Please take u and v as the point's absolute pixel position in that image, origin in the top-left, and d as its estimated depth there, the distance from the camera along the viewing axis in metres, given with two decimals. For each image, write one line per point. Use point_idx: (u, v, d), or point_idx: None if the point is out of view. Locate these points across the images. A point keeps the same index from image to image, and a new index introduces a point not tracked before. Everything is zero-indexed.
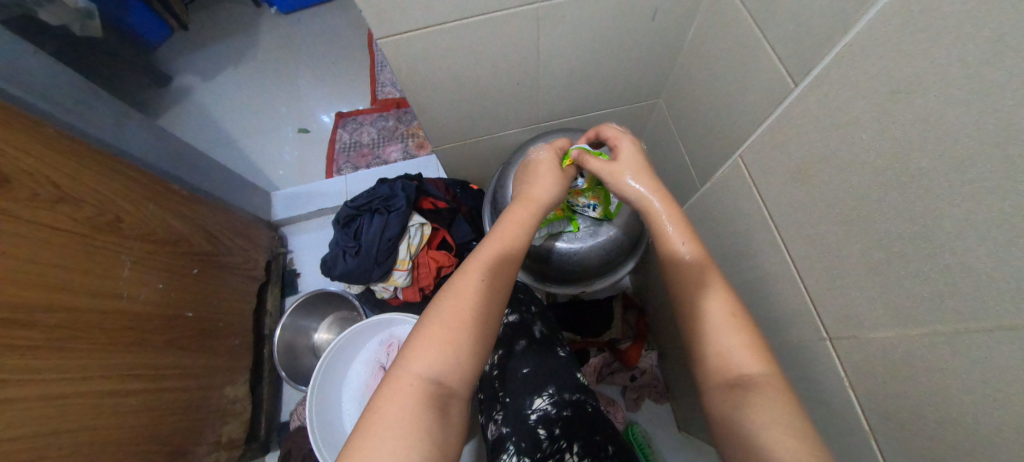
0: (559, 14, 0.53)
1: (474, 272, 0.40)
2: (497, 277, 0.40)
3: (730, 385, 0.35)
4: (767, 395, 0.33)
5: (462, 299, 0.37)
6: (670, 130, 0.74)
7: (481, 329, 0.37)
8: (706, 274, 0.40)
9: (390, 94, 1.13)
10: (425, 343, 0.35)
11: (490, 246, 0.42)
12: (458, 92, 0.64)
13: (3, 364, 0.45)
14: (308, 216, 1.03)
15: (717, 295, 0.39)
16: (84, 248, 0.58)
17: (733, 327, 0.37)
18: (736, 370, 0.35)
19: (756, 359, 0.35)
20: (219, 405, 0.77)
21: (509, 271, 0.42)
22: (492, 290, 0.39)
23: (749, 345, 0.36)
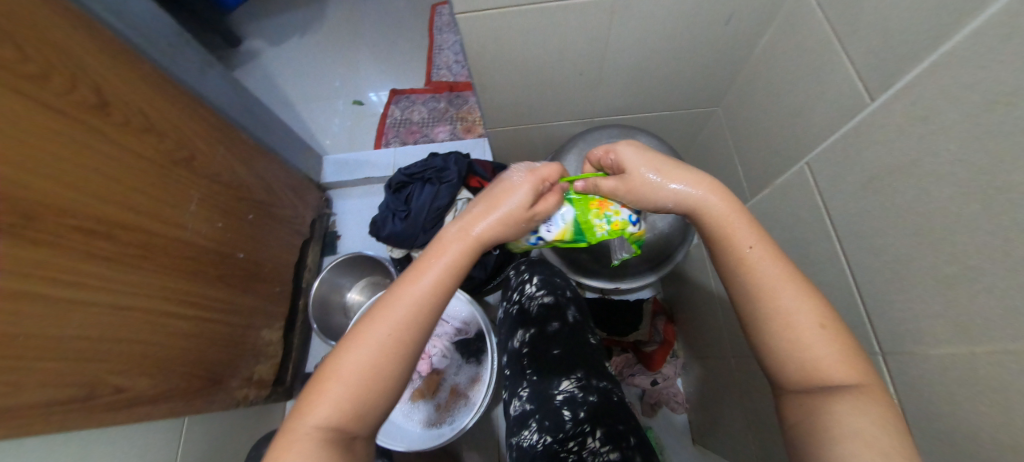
0: (634, 8, 0.54)
1: (381, 326, 0.36)
2: (409, 331, 0.36)
3: (808, 390, 0.35)
4: (856, 396, 0.34)
5: (362, 357, 0.35)
6: (726, 139, 0.74)
7: (384, 386, 0.35)
8: (784, 273, 0.38)
9: (445, 77, 1.17)
10: (318, 406, 0.34)
11: (406, 296, 0.37)
12: (522, 76, 0.65)
13: (77, 267, 0.51)
14: (354, 183, 1.07)
15: (792, 293, 0.37)
16: (162, 177, 0.63)
17: (817, 334, 0.35)
18: (828, 377, 0.34)
19: (847, 367, 0.35)
20: (256, 345, 0.82)
21: (426, 320, 0.38)
22: (401, 346, 0.36)
23: (838, 350, 0.35)
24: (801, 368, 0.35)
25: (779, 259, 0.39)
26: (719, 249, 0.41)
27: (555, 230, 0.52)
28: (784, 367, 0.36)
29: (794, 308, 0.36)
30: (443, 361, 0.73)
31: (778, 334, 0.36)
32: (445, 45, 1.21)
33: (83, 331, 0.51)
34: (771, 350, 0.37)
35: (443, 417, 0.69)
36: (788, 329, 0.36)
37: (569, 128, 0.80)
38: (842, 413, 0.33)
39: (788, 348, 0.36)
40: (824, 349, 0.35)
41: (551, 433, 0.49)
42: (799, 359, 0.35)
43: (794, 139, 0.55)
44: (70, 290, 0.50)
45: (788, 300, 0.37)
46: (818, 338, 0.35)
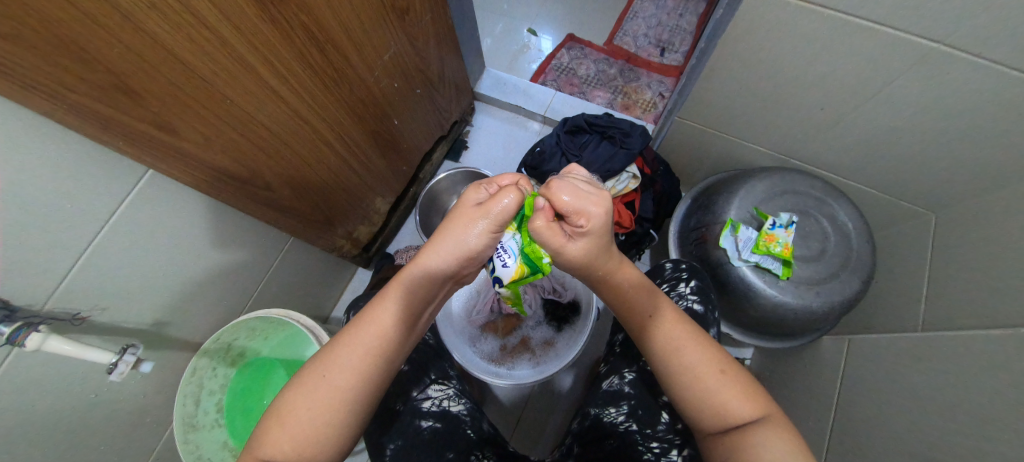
0: (945, 67, 0.48)
1: (321, 374, 0.37)
2: (349, 375, 0.37)
3: (728, 429, 0.38)
4: (770, 432, 0.36)
5: (302, 407, 0.35)
6: (920, 248, 0.67)
7: (330, 432, 0.36)
8: (680, 330, 0.42)
9: (626, 45, 1.10)
10: (262, 459, 0.34)
11: (349, 341, 0.38)
12: (757, 83, 0.62)
13: (293, 69, 0.53)
14: (503, 105, 1.06)
15: (694, 348, 0.41)
16: (380, 16, 0.62)
17: (717, 379, 0.39)
18: (734, 414, 0.38)
19: (748, 403, 0.38)
20: (367, 207, 0.86)
21: (372, 366, 0.38)
22: (345, 391, 0.37)
23: (738, 388, 0.39)
24: (716, 411, 0.38)
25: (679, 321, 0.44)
26: (627, 318, 0.46)
27: (512, 262, 0.46)
28: (699, 411, 0.39)
29: (696, 360, 0.40)
30: (528, 311, 0.74)
31: (683, 384, 0.40)
32: (642, 14, 1.13)
33: (271, 125, 0.54)
34: (686, 401, 0.40)
35: (505, 359, 0.72)
36: (694, 374, 0.40)
37: (756, 156, 0.77)
38: (759, 445, 0.36)
39: (698, 395, 0.39)
40: (729, 393, 0.38)
41: (639, 422, 0.50)
42: (707, 402, 0.39)
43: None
44: (280, 83, 0.52)
45: (686, 351, 0.41)
46: (715, 382, 0.39)
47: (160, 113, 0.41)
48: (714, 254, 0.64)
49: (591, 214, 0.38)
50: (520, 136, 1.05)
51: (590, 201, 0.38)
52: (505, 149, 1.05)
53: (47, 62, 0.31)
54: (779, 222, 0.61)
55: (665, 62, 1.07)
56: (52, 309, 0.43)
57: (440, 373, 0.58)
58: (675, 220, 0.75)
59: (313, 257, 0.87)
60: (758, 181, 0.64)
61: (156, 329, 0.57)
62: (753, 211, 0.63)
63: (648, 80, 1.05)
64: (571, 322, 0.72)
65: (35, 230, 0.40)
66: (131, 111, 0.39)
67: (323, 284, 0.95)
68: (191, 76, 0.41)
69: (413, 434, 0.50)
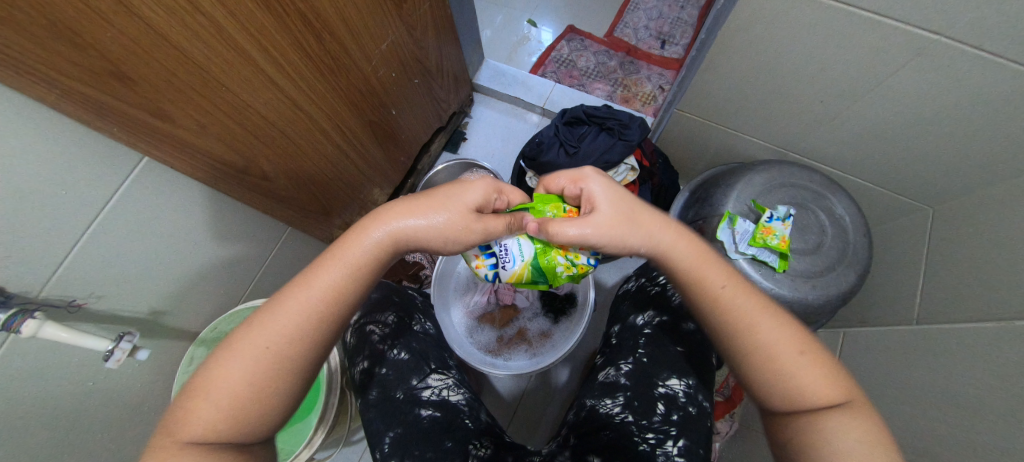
0: (946, 59, 0.48)
1: (260, 337, 0.35)
2: (290, 340, 0.35)
3: (804, 412, 0.36)
4: (850, 417, 0.34)
5: (234, 369, 0.34)
6: (917, 242, 0.67)
7: (266, 393, 0.34)
8: (753, 306, 0.40)
9: (627, 37, 1.09)
10: (187, 422, 0.32)
11: (293, 304, 0.36)
12: (757, 75, 0.61)
13: (289, 55, 0.52)
14: (502, 97, 1.06)
15: (768, 326, 0.39)
16: (377, 3, 0.61)
17: (795, 359, 0.37)
18: (813, 398, 0.36)
19: (829, 386, 0.36)
20: (364, 198, 0.85)
21: (317, 332, 0.37)
22: (285, 355, 0.35)
23: (820, 371, 0.37)
24: (792, 393, 0.36)
25: (752, 296, 0.40)
26: (694, 291, 0.42)
27: (512, 267, 0.51)
28: (771, 390, 0.37)
29: (772, 339, 0.38)
30: (525, 302, 0.74)
31: (755, 363, 0.38)
32: (643, 5, 1.12)
33: (265, 111, 0.53)
34: (758, 381, 0.38)
35: (502, 350, 0.72)
36: (767, 354, 0.38)
37: (756, 149, 0.77)
38: (835, 430, 0.34)
39: (773, 374, 0.37)
40: (807, 375, 0.36)
41: (635, 413, 0.50)
42: (783, 384, 0.37)
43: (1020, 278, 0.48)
44: (275, 70, 0.51)
45: (760, 326, 0.38)
46: (794, 362, 0.37)
47: (153, 98, 0.40)
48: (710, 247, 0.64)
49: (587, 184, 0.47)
50: (519, 129, 1.04)
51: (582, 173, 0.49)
52: (503, 141, 1.04)
53: (38, 46, 0.30)
54: (778, 214, 0.61)
55: (665, 55, 1.06)
56: (48, 296, 0.43)
57: (439, 362, 0.58)
58: (673, 213, 0.75)
59: (310, 247, 0.87)
60: (756, 174, 0.64)
61: (153, 319, 0.57)
62: (751, 203, 0.63)
63: (648, 73, 1.05)
64: (568, 313, 0.73)
65: (29, 217, 0.39)
66: (123, 96, 0.38)
67: None
68: (185, 61, 0.41)
69: (411, 422, 0.50)
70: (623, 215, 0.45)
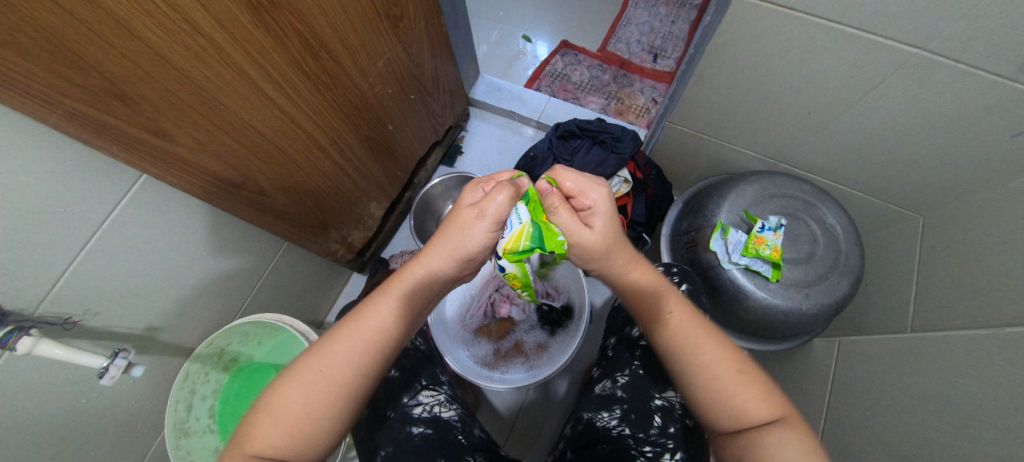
0: (926, 72, 0.49)
1: (317, 363, 0.37)
2: (345, 369, 0.37)
3: (745, 429, 0.37)
4: (785, 434, 0.36)
5: (296, 394, 0.35)
6: (908, 250, 0.67)
7: (319, 422, 0.36)
8: (697, 329, 0.42)
9: (620, 51, 1.12)
10: (251, 441, 0.34)
11: (349, 333, 0.38)
12: (745, 89, 0.63)
13: (286, 74, 0.53)
14: (498, 111, 1.07)
15: (710, 349, 0.41)
16: (372, 22, 0.63)
17: (735, 378, 0.39)
18: (750, 416, 0.37)
19: (765, 403, 0.37)
20: (362, 212, 0.86)
21: (368, 363, 0.38)
22: (339, 383, 0.37)
23: (756, 390, 0.38)
24: (732, 411, 0.38)
25: (699, 322, 0.43)
26: (648, 319, 0.45)
27: (509, 233, 0.41)
28: (714, 410, 0.39)
29: (714, 360, 0.40)
30: (520, 314, 0.75)
31: (697, 383, 0.40)
32: (634, 21, 1.14)
33: (264, 129, 0.54)
34: (700, 400, 0.40)
35: (499, 363, 0.71)
36: (709, 375, 0.39)
37: (747, 160, 0.78)
38: (772, 446, 0.35)
39: (714, 394, 0.39)
40: (746, 393, 0.38)
41: (632, 427, 0.50)
42: (725, 405, 0.38)
43: (1009, 285, 0.48)
44: (272, 88, 0.52)
45: (704, 348, 0.41)
46: (733, 382, 0.38)
47: (153, 118, 0.41)
48: (704, 257, 0.65)
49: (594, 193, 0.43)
50: (515, 141, 1.06)
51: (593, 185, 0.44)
52: (499, 154, 1.05)
53: (42, 69, 0.32)
54: (768, 224, 0.62)
55: (657, 68, 1.09)
56: (44, 313, 0.43)
57: (431, 378, 0.58)
58: (667, 224, 0.76)
59: (307, 261, 0.87)
60: (747, 185, 0.65)
61: (148, 335, 0.57)
62: (743, 214, 0.64)
63: (641, 86, 1.07)
64: (565, 325, 0.72)
65: (28, 235, 0.40)
66: (126, 117, 0.39)
67: (317, 289, 0.95)
68: (184, 81, 0.42)
69: (403, 439, 0.51)
70: (605, 246, 0.45)
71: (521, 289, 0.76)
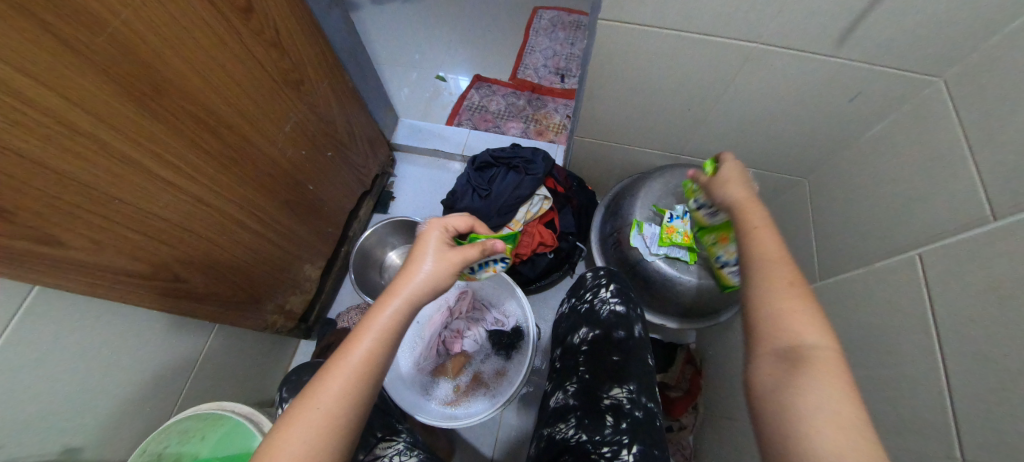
0: (768, 60, 0.57)
1: (313, 400, 0.35)
2: (343, 403, 0.35)
3: (781, 352, 0.35)
4: (832, 376, 0.32)
5: (293, 440, 0.33)
6: (803, 210, 0.75)
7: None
8: (777, 250, 0.40)
9: (530, 77, 1.19)
10: None
11: (336, 372, 0.36)
12: (632, 97, 0.69)
13: (185, 157, 0.53)
14: (423, 151, 1.10)
15: (790, 284, 0.38)
16: (272, 94, 0.65)
17: (805, 319, 0.36)
18: (793, 337, 0.35)
19: (817, 330, 0.35)
20: (296, 278, 0.84)
21: (361, 392, 0.37)
22: (334, 420, 0.35)
23: (809, 315, 0.36)
24: (782, 334, 0.35)
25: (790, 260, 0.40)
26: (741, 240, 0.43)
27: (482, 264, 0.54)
28: (764, 341, 0.36)
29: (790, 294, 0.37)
30: (474, 346, 0.75)
31: (766, 308, 0.37)
32: (537, 48, 1.23)
33: (168, 214, 0.53)
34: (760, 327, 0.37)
35: (460, 399, 0.70)
36: (774, 299, 0.37)
37: (653, 157, 0.85)
38: (810, 378, 0.33)
39: (771, 319, 0.37)
40: (809, 333, 0.35)
41: (586, 431, 0.51)
42: (779, 329, 0.36)
43: (887, 230, 0.55)
44: (173, 173, 0.52)
45: (781, 284, 0.38)
46: (783, 301, 0.37)
47: (41, 226, 0.40)
48: (629, 254, 0.68)
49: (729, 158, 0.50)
50: (445, 178, 1.09)
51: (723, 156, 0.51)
52: (433, 193, 1.08)
53: None
54: (681, 211, 0.67)
55: (566, 87, 1.17)
56: None
57: (387, 430, 0.59)
58: (595, 229, 0.79)
59: (245, 339, 0.83)
60: (653, 181, 0.71)
61: (66, 460, 0.52)
62: (653, 209, 0.69)
63: (554, 105, 1.14)
64: (518, 346, 0.73)
65: None
66: (7, 232, 0.37)
67: (261, 365, 0.90)
68: (67, 182, 0.40)
69: None
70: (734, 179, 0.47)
71: (470, 320, 0.77)
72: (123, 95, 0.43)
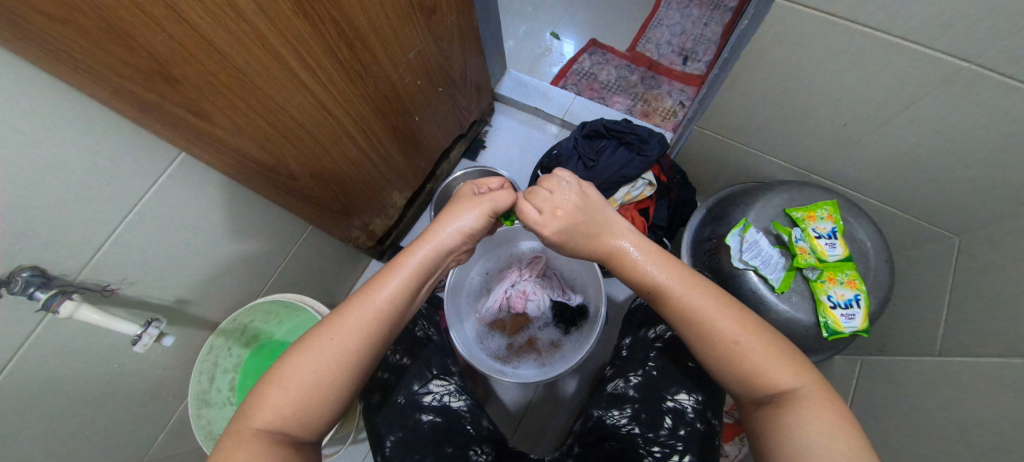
0: (973, 87, 0.47)
1: (327, 331, 0.39)
2: (356, 336, 0.39)
3: (766, 399, 0.38)
4: (808, 402, 0.36)
5: (307, 364, 0.37)
6: (941, 271, 0.65)
7: (328, 387, 0.37)
8: (693, 283, 0.42)
9: (649, 52, 1.10)
10: (261, 408, 0.36)
11: (358, 306, 0.40)
12: (780, 96, 0.62)
13: (323, 65, 0.54)
14: (522, 107, 1.08)
15: (723, 315, 0.40)
16: (406, 15, 0.64)
17: (750, 344, 0.39)
18: (772, 383, 0.37)
19: (787, 368, 0.37)
20: (384, 203, 0.88)
21: (376, 329, 0.40)
22: (350, 350, 0.38)
23: (774, 354, 0.38)
24: (750, 375, 0.38)
25: (701, 289, 0.42)
26: (650, 292, 0.44)
27: None
28: (736, 381, 0.39)
29: (727, 328, 0.39)
30: (536, 311, 0.74)
31: (716, 351, 0.40)
32: (665, 22, 1.12)
33: (297, 115, 0.55)
34: (722, 368, 0.40)
35: (511, 357, 0.73)
36: (722, 343, 0.39)
37: (774, 169, 0.76)
38: (799, 414, 0.35)
39: (731, 362, 0.39)
40: (763, 358, 0.38)
41: (641, 426, 0.51)
42: (744, 369, 0.38)
43: None
44: (309, 77, 0.53)
45: (719, 323, 0.40)
46: (747, 351, 0.38)
47: (196, 100, 0.42)
48: (726, 265, 0.64)
49: (546, 222, 0.46)
50: (538, 139, 1.06)
51: (542, 212, 0.46)
52: (521, 151, 1.06)
53: (97, 48, 0.32)
54: (799, 236, 0.61)
55: (687, 71, 1.07)
56: (85, 279, 0.46)
57: (441, 368, 0.61)
58: (689, 230, 0.75)
59: (329, 246, 0.89)
60: (777, 193, 0.65)
61: (177, 307, 0.60)
62: (771, 224, 0.63)
63: (669, 88, 1.05)
64: (579, 325, 0.73)
65: (71, 206, 0.41)
66: (170, 97, 0.40)
67: (337, 273, 0.97)
68: (223, 62, 0.42)
69: (413, 426, 0.54)
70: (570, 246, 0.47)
71: (540, 284, 0.75)
72: None
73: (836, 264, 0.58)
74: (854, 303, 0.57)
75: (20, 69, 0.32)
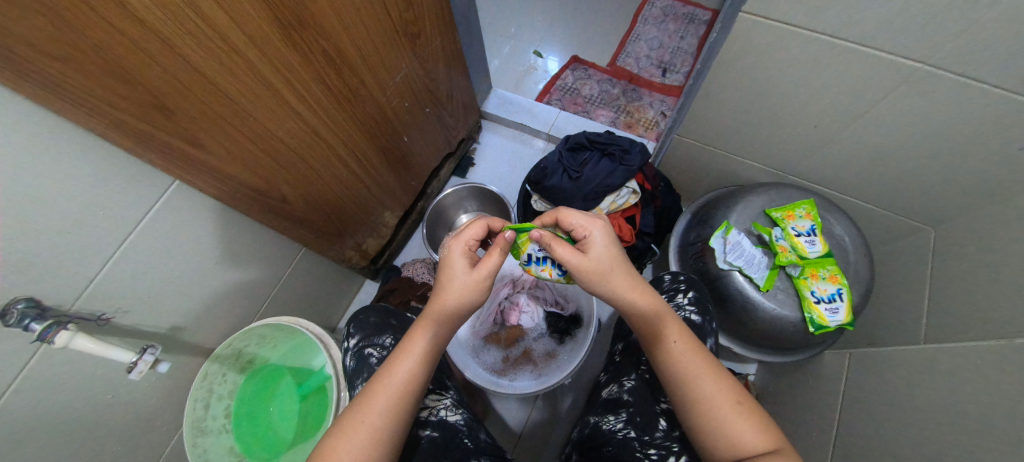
0: (927, 85, 0.50)
1: (360, 415, 0.40)
2: (385, 416, 0.40)
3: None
4: None
5: (349, 446, 0.38)
6: (919, 261, 0.66)
7: None
8: (689, 346, 0.44)
9: (629, 66, 1.15)
10: None
11: (381, 389, 0.41)
12: (752, 102, 0.65)
13: (312, 90, 0.56)
14: (509, 123, 1.11)
15: (711, 380, 0.42)
16: (391, 39, 0.66)
17: (732, 410, 0.39)
18: (747, 447, 0.38)
19: (761, 435, 0.38)
20: (376, 223, 0.89)
21: (400, 409, 0.41)
22: (380, 430, 0.39)
23: (753, 422, 0.39)
24: (727, 439, 0.38)
25: (701, 355, 0.44)
26: (653, 346, 0.46)
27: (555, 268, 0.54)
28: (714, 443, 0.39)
29: (709, 392, 0.41)
30: (530, 322, 0.77)
31: (699, 416, 0.41)
32: (643, 37, 1.17)
33: (288, 139, 0.57)
34: (702, 429, 0.40)
35: (508, 370, 0.72)
36: (706, 405, 0.40)
37: (753, 172, 0.79)
38: None
39: (712, 423, 0.40)
40: (741, 425, 0.38)
41: (637, 428, 0.51)
42: (722, 433, 0.39)
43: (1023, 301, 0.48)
44: (298, 103, 0.55)
45: (703, 386, 0.41)
46: (732, 417, 0.39)
47: (188, 128, 0.44)
48: (711, 267, 0.65)
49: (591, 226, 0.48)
50: (526, 154, 1.09)
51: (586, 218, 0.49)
52: (510, 166, 1.09)
53: (96, 84, 0.34)
54: (779, 234, 0.62)
55: (666, 82, 1.11)
56: (79, 309, 0.47)
57: (437, 383, 0.62)
58: (675, 235, 0.76)
59: (322, 267, 0.90)
60: (756, 195, 0.67)
61: (172, 334, 0.60)
62: (751, 225, 0.65)
63: (650, 100, 1.09)
64: (572, 333, 0.74)
65: (66, 237, 0.42)
66: (164, 127, 0.42)
67: (331, 295, 0.97)
68: (218, 94, 0.44)
69: (411, 442, 0.54)
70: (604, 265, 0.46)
71: (531, 297, 0.79)
72: (275, 24, 0.45)
73: (816, 260, 0.60)
74: (837, 297, 0.58)
75: (18, 105, 0.34)
